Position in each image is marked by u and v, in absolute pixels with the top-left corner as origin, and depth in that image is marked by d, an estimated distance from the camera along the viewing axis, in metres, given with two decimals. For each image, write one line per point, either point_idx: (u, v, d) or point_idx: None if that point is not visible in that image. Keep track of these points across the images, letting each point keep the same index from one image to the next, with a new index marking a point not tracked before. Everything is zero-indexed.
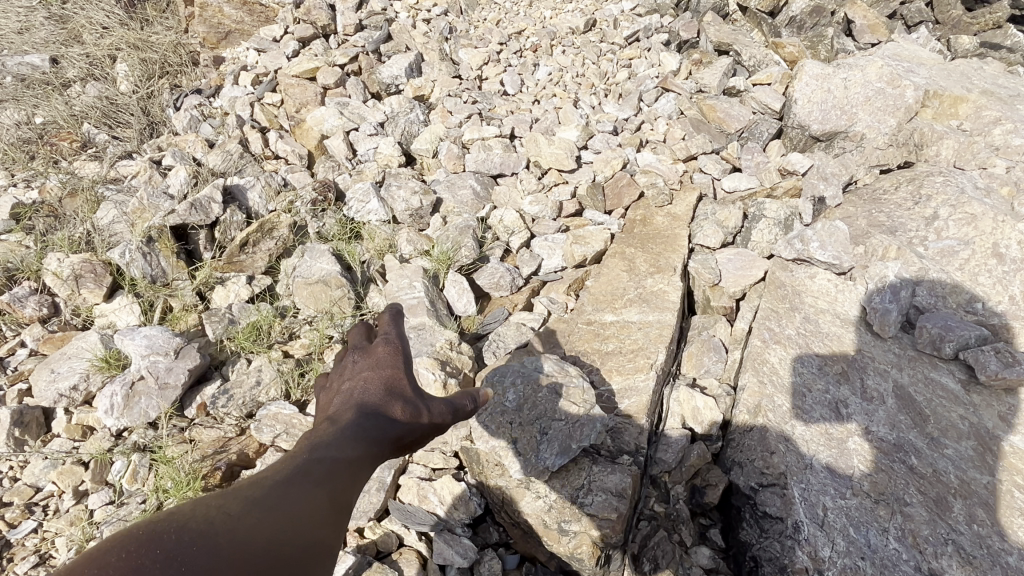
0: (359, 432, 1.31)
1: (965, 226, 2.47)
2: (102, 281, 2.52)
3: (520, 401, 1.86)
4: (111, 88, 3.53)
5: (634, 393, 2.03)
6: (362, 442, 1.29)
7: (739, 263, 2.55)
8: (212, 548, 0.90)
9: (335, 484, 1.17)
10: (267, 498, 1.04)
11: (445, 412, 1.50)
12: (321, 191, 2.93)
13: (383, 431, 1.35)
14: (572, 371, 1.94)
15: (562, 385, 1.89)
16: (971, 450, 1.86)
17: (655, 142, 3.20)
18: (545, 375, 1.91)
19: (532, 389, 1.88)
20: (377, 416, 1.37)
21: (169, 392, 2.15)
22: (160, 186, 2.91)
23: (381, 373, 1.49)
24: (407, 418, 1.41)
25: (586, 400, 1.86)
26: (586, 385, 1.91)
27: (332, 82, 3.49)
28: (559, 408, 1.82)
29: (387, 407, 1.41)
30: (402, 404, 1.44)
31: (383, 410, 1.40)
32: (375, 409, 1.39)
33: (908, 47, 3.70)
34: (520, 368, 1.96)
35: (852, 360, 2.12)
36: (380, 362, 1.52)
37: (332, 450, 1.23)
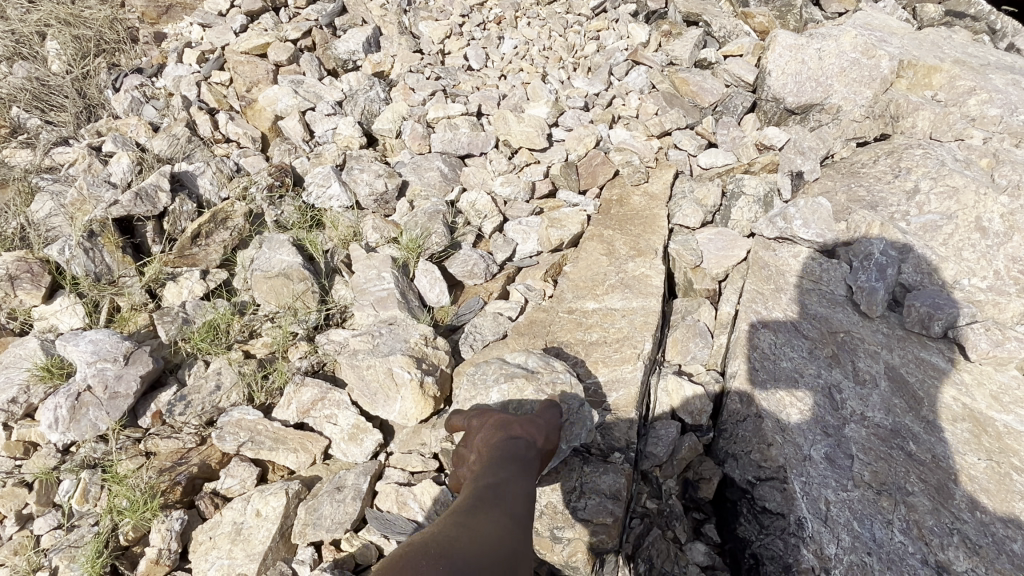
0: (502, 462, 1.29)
1: (947, 200, 2.42)
2: (40, 281, 2.31)
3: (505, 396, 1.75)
4: (42, 69, 3.26)
5: (620, 386, 1.94)
6: (519, 472, 1.29)
7: (721, 243, 2.46)
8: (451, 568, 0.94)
9: (509, 504, 1.18)
10: (457, 527, 1.05)
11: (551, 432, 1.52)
12: (277, 175, 2.74)
13: (531, 458, 1.35)
14: (557, 366, 1.84)
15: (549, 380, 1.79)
16: (966, 432, 1.82)
17: (628, 118, 3.08)
18: (530, 372, 1.80)
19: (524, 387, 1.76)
20: (516, 447, 1.36)
21: (119, 402, 1.97)
22: (101, 174, 2.70)
23: (484, 420, 1.47)
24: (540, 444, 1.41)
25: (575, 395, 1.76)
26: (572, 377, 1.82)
27: (285, 59, 3.28)
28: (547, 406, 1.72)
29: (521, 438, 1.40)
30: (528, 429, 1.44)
31: (520, 440, 1.38)
32: (500, 441, 1.38)
33: (877, 15, 3.64)
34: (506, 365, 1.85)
35: (842, 342, 2.05)
36: (477, 418, 1.51)
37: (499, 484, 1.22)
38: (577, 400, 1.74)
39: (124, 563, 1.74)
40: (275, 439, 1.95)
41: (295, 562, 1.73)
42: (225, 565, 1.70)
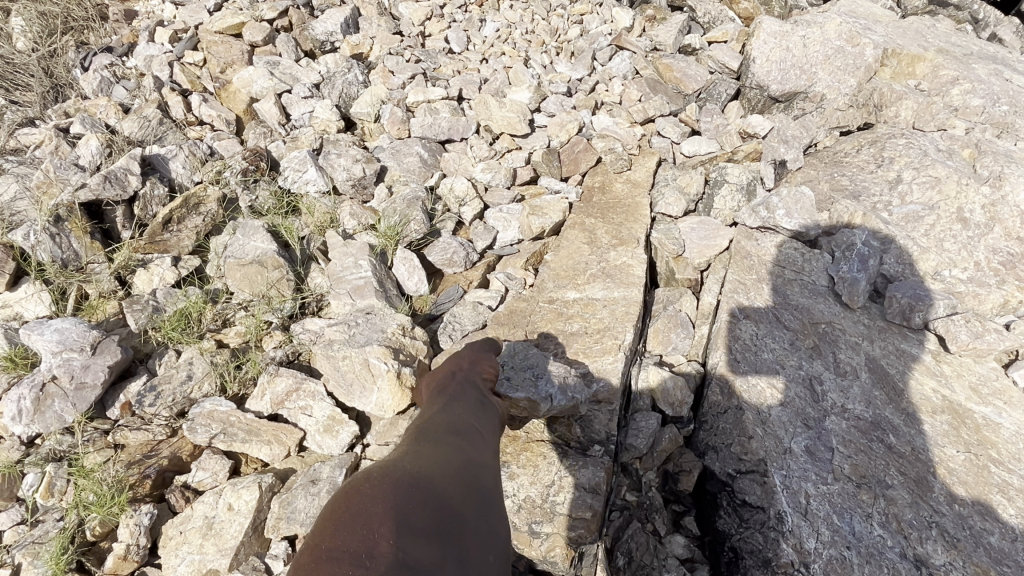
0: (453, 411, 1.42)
1: (929, 190, 2.41)
2: (4, 268, 2.22)
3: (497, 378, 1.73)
4: (6, 46, 3.15)
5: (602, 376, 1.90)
6: (467, 411, 1.44)
7: (703, 232, 2.45)
8: (402, 482, 1.04)
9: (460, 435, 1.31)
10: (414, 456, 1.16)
11: (488, 371, 1.69)
12: (252, 159, 2.67)
13: (485, 414, 1.47)
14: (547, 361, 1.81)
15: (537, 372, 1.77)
16: (946, 424, 1.81)
17: (611, 104, 3.04)
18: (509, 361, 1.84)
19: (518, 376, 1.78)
20: (468, 402, 1.48)
21: (87, 393, 1.91)
22: (68, 157, 2.63)
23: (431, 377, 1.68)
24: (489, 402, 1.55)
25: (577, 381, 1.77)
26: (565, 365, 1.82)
27: (260, 40, 3.20)
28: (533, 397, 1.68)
29: (469, 396, 1.52)
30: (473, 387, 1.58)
31: (467, 388, 1.55)
32: (448, 395, 1.51)
33: (862, 3, 3.63)
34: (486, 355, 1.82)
35: (823, 333, 2.04)
36: (425, 378, 1.72)
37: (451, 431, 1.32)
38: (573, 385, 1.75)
39: (91, 560, 1.69)
40: (248, 431, 1.90)
41: (268, 557, 1.70)
42: (196, 561, 1.66)
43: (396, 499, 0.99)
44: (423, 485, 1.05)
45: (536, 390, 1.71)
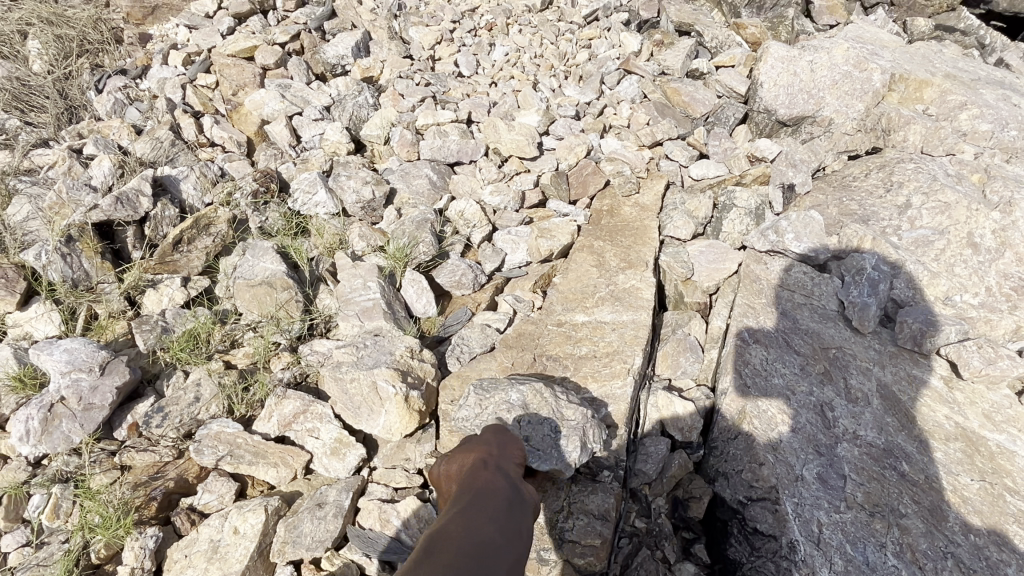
0: (473, 517, 1.28)
1: (939, 215, 2.40)
2: (14, 287, 2.25)
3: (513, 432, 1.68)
4: (22, 68, 3.20)
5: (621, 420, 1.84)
6: (487, 516, 1.29)
7: (712, 256, 2.44)
8: None
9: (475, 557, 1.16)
10: None
11: (515, 462, 1.54)
12: (262, 181, 2.69)
13: (511, 520, 1.32)
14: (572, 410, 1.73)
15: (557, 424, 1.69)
16: (959, 452, 1.79)
17: (619, 127, 3.06)
18: (524, 403, 1.73)
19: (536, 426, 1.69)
20: (490, 502, 1.34)
21: (94, 414, 1.91)
22: (81, 177, 2.65)
23: (453, 459, 1.55)
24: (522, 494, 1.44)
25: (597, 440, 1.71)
26: (586, 414, 1.74)
27: (272, 63, 3.23)
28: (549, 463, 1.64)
29: (501, 486, 1.42)
30: (504, 475, 1.48)
31: (491, 483, 1.41)
32: (470, 492, 1.37)
33: (869, 29, 3.66)
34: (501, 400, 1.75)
35: (834, 358, 2.03)
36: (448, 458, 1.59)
37: (480, 542, 1.21)
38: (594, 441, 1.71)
39: None
40: (255, 452, 1.89)
41: None
42: None
43: None
44: None
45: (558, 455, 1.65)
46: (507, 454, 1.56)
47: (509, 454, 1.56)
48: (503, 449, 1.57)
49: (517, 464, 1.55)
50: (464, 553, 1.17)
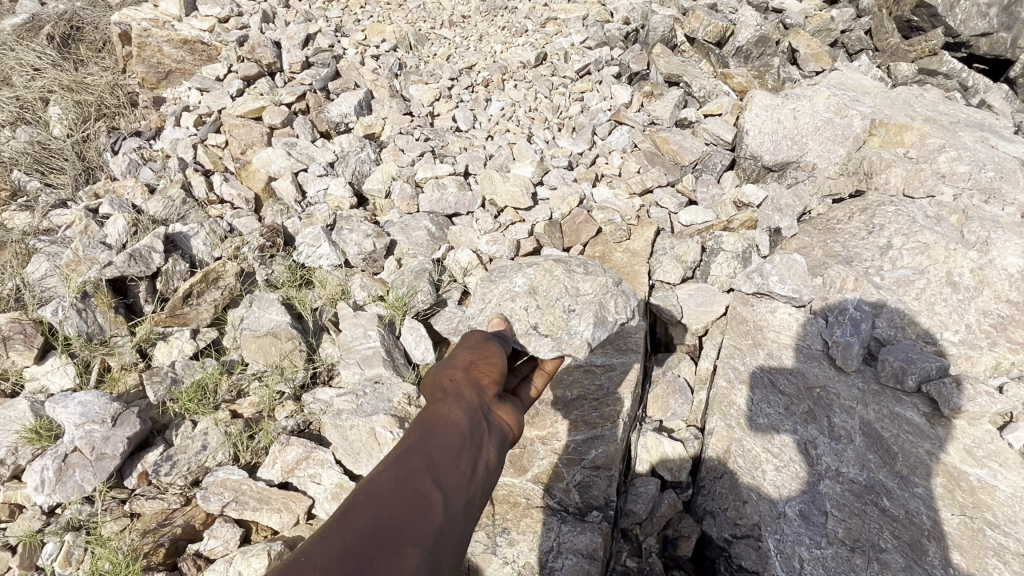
0: (432, 441, 1.19)
1: (919, 255, 2.49)
2: (32, 342, 2.37)
3: (527, 316, 2.15)
4: (43, 132, 3.40)
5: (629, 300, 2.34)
6: (448, 442, 1.21)
7: (701, 299, 2.52)
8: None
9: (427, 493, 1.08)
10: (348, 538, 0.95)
11: (488, 385, 1.46)
12: (269, 235, 2.83)
13: (473, 450, 1.24)
14: (581, 287, 2.27)
15: (569, 302, 2.17)
16: (940, 487, 1.85)
17: (611, 176, 3.18)
18: (530, 283, 2.27)
19: (548, 305, 2.19)
20: (455, 428, 1.25)
21: (106, 463, 1.99)
22: (96, 235, 2.79)
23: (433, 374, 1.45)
24: (491, 412, 1.39)
25: (606, 319, 2.16)
26: (598, 288, 2.27)
27: (279, 122, 3.39)
28: (565, 341, 2.07)
29: (467, 405, 1.33)
30: (475, 390, 1.41)
31: (461, 406, 1.32)
32: (438, 412, 1.28)
33: (852, 75, 3.80)
34: (513, 288, 2.25)
35: (818, 397, 2.09)
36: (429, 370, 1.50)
37: (435, 473, 1.13)
38: (608, 316, 2.16)
39: None
40: (259, 499, 1.96)
41: None
42: None
43: None
44: None
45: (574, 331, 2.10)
46: (480, 370, 1.48)
47: (483, 372, 1.49)
48: (479, 363, 1.50)
49: (490, 382, 1.47)
50: (415, 479, 1.09)
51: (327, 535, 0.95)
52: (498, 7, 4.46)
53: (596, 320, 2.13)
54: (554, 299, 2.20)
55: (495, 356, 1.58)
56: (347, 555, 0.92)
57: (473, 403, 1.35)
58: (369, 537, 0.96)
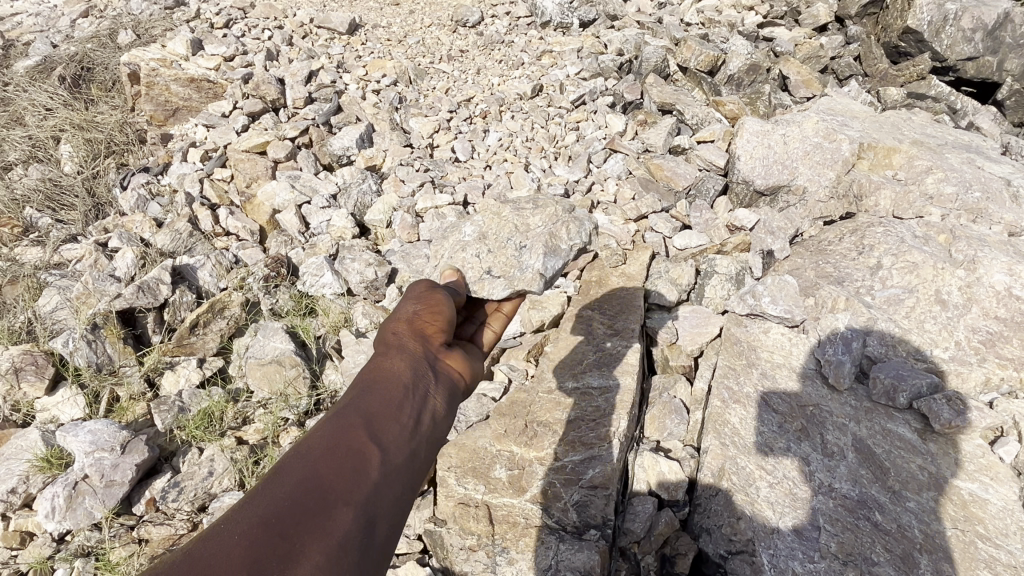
0: (374, 394, 1.26)
1: (908, 274, 2.54)
2: (44, 373, 2.43)
3: (479, 261, 2.13)
4: (55, 170, 3.51)
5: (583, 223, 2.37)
6: (390, 394, 1.28)
7: (695, 320, 2.58)
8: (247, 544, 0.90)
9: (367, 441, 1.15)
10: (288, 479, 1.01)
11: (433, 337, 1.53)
12: (274, 266, 2.90)
13: (415, 401, 1.31)
14: (531, 221, 2.28)
15: (518, 240, 2.19)
16: (932, 501, 1.88)
17: (607, 203, 3.25)
18: (479, 230, 2.28)
19: (499, 246, 2.18)
20: (398, 380, 1.32)
21: (115, 490, 2.05)
22: (106, 269, 2.87)
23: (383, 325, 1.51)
24: (434, 365, 1.46)
25: (558, 248, 2.20)
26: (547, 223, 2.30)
27: (283, 156, 3.48)
28: (518, 279, 2.04)
29: (410, 359, 1.40)
30: (420, 343, 1.48)
31: (405, 360, 1.39)
32: (382, 365, 1.35)
33: (841, 100, 3.89)
34: (462, 238, 2.25)
35: (811, 415, 2.13)
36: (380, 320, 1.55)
37: (375, 422, 1.19)
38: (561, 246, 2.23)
39: None
40: None
41: None
42: None
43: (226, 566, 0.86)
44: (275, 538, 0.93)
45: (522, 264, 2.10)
46: (424, 321, 1.53)
47: (425, 326, 1.54)
48: (424, 317, 1.55)
49: (435, 334, 1.53)
50: (351, 433, 1.14)
51: (261, 489, 0.99)
52: (495, 40, 4.58)
53: (544, 254, 2.15)
54: (505, 239, 2.20)
55: (448, 304, 1.63)
56: (278, 510, 0.96)
57: (417, 359, 1.42)
58: (302, 491, 1.00)
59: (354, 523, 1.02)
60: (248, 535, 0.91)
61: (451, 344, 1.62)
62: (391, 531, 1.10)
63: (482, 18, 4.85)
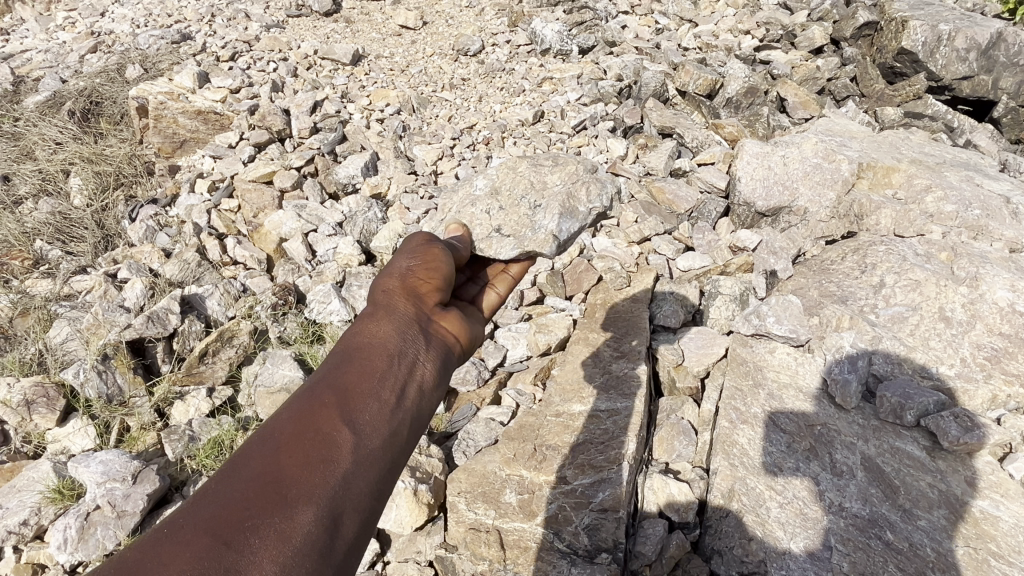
0: (354, 363, 1.26)
1: (911, 292, 2.56)
2: (55, 404, 2.45)
3: (490, 217, 2.19)
4: (65, 203, 3.56)
5: (605, 186, 2.35)
6: (371, 362, 1.27)
7: (701, 342, 2.59)
8: (198, 540, 0.90)
9: (340, 417, 1.14)
10: (250, 467, 1.01)
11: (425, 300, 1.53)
12: (281, 294, 2.93)
13: (399, 370, 1.31)
14: (548, 180, 2.31)
15: (534, 200, 2.23)
16: (943, 519, 1.88)
17: (610, 226, 3.29)
18: (493, 188, 2.33)
19: (512, 204, 2.24)
20: (382, 348, 1.32)
21: (127, 520, 2.05)
22: (115, 299, 2.90)
23: (377, 284, 1.52)
24: (425, 328, 1.47)
25: (576, 210, 2.20)
26: (569, 183, 2.30)
27: (290, 185, 3.54)
28: (529, 240, 2.08)
29: (398, 324, 1.40)
30: (411, 306, 1.48)
31: (393, 326, 1.39)
32: (369, 329, 1.35)
33: (839, 121, 3.93)
34: (475, 194, 2.34)
35: (819, 434, 2.14)
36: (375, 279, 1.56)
37: (351, 395, 1.19)
38: (583, 205, 2.24)
39: None
40: None
41: None
42: None
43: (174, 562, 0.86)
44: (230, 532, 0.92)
45: (536, 227, 2.13)
46: (418, 279, 1.54)
47: (418, 284, 1.54)
48: (414, 278, 1.54)
49: (428, 297, 1.54)
50: (318, 418, 1.11)
51: (213, 491, 0.97)
52: (495, 69, 4.66)
53: (557, 216, 2.15)
54: (518, 197, 2.25)
55: (444, 263, 1.62)
56: (229, 513, 0.94)
57: (404, 323, 1.42)
58: (257, 489, 0.98)
59: (318, 509, 1.01)
60: (193, 544, 0.89)
61: (447, 305, 1.62)
62: (363, 518, 1.09)
63: (483, 46, 4.93)
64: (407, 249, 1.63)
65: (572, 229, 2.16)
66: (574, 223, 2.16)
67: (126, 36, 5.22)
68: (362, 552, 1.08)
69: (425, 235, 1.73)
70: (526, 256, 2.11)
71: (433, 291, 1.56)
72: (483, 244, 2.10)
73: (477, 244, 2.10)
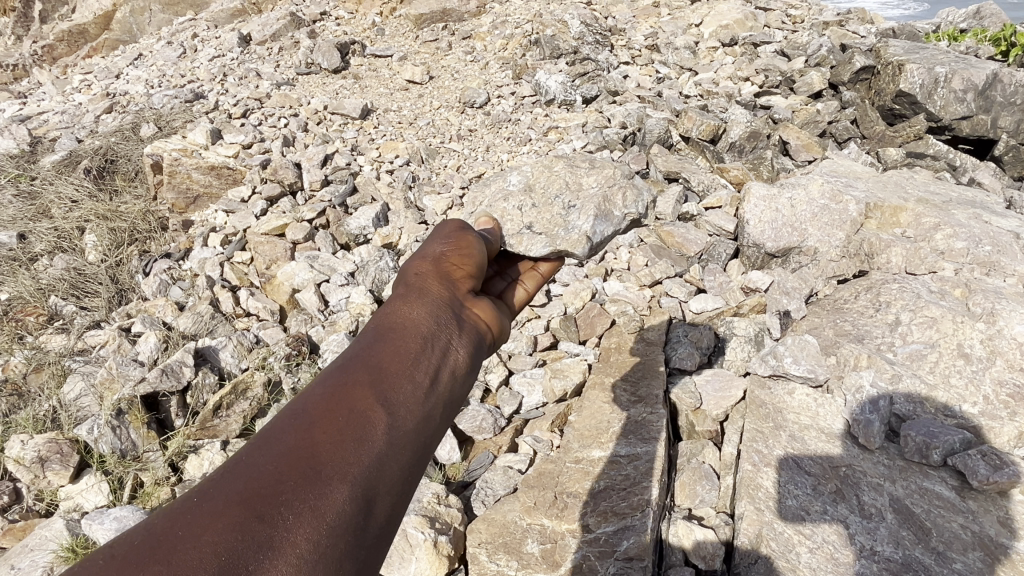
0: (384, 341, 1.17)
1: (928, 329, 2.55)
2: (68, 461, 2.43)
3: (522, 214, 2.26)
4: (79, 260, 3.61)
5: (642, 192, 2.43)
6: (407, 340, 1.19)
7: (718, 384, 2.55)
8: (230, 514, 0.85)
9: (371, 396, 1.06)
10: (278, 440, 0.95)
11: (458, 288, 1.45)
12: (295, 345, 2.93)
13: (434, 352, 1.22)
14: (585, 181, 2.37)
15: (569, 201, 2.29)
16: (979, 561, 1.84)
17: (620, 271, 3.33)
18: (525, 187, 2.38)
19: (545, 203, 2.30)
20: (416, 328, 1.23)
21: None
22: (129, 353, 2.91)
23: (408, 267, 1.44)
24: (459, 314, 1.38)
25: (611, 213, 2.28)
26: (604, 186, 2.37)
27: (301, 238, 3.57)
28: (561, 239, 2.14)
29: (431, 306, 1.32)
30: (444, 290, 1.39)
31: (425, 307, 1.30)
32: (400, 308, 1.27)
33: (843, 162, 3.98)
34: (510, 188, 2.39)
35: (845, 476, 2.10)
36: (405, 262, 1.48)
37: (382, 373, 1.10)
38: (621, 208, 2.34)
39: None
40: None
41: None
42: None
43: (204, 536, 0.81)
44: (264, 506, 0.87)
45: (570, 226, 2.19)
46: (451, 266, 1.47)
47: (451, 269, 1.47)
48: (448, 262, 1.47)
49: (460, 285, 1.46)
50: (353, 394, 1.05)
51: (245, 463, 0.92)
52: (502, 119, 4.74)
53: (592, 219, 2.20)
54: (552, 197, 2.32)
55: (476, 250, 1.56)
56: (262, 486, 0.89)
57: (437, 303, 1.33)
58: (290, 463, 0.92)
59: (352, 489, 0.95)
60: (224, 516, 0.84)
61: (480, 296, 1.53)
62: (395, 502, 1.02)
63: (489, 98, 5.03)
64: (440, 233, 1.57)
65: (605, 232, 2.24)
66: (607, 226, 2.24)
67: (140, 96, 5.36)
68: (392, 537, 1.02)
69: (459, 222, 1.67)
70: (556, 256, 2.13)
71: (464, 279, 1.48)
72: (513, 241, 2.13)
73: (509, 239, 2.13)
